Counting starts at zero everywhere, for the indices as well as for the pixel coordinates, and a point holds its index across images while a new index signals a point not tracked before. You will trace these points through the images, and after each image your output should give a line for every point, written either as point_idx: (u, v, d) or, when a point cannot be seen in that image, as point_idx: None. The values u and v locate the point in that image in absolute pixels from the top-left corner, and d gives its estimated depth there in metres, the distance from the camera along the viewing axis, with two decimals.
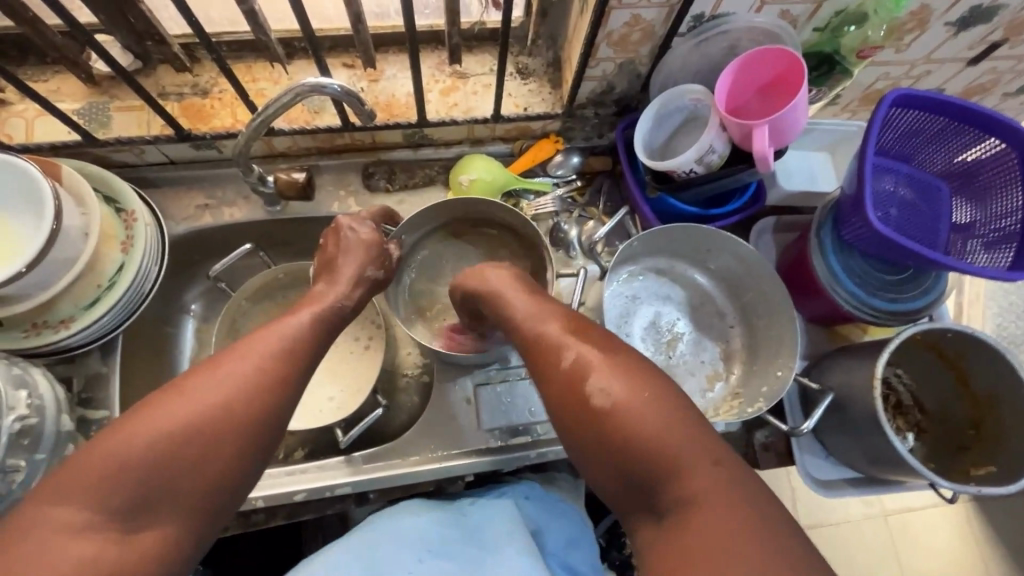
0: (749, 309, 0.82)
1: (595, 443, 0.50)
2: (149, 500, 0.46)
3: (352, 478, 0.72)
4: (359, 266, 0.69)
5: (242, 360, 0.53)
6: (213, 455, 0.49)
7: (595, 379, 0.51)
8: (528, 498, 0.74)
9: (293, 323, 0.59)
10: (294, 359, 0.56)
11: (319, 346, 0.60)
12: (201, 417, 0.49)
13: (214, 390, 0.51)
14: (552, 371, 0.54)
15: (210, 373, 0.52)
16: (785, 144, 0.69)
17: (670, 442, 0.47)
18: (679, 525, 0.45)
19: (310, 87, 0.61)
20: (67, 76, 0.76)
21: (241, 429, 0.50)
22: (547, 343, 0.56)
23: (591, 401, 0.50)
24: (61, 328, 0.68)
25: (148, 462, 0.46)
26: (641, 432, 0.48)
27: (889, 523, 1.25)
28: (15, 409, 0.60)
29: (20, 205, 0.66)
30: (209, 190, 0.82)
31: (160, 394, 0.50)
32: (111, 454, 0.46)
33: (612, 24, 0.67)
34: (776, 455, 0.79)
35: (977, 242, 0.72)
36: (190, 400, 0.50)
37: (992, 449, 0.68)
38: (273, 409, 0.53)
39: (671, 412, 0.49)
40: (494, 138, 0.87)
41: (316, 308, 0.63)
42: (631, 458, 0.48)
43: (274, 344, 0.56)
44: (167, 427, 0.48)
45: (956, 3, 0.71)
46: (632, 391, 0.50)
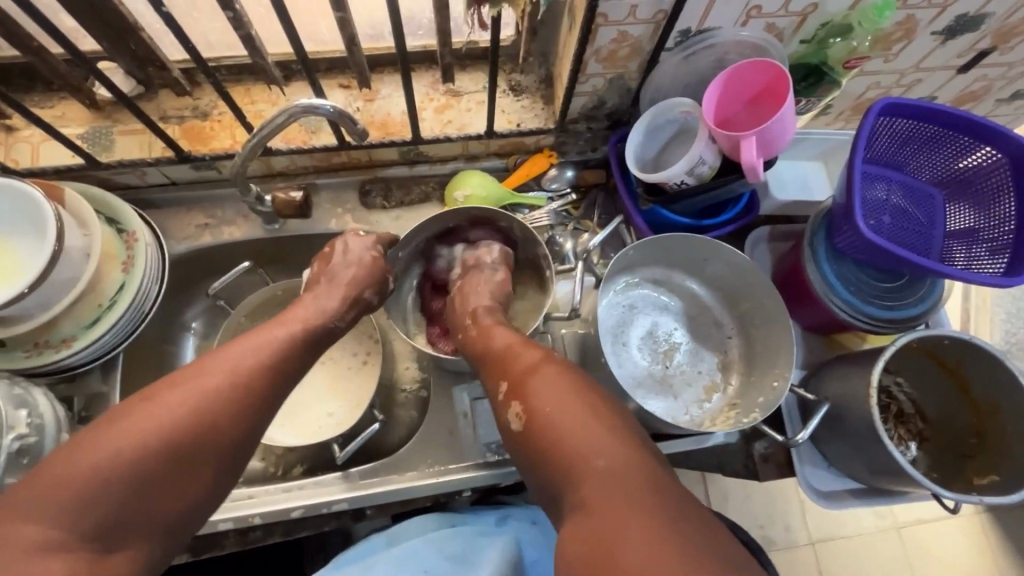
0: (747, 319, 0.82)
1: (526, 457, 0.53)
2: (121, 519, 0.46)
3: (349, 494, 0.72)
4: (358, 287, 0.70)
5: (221, 374, 0.53)
6: (186, 474, 0.49)
7: (518, 402, 0.55)
8: (533, 523, 0.76)
9: (275, 335, 0.60)
10: (272, 375, 0.56)
11: (300, 361, 0.61)
12: (177, 434, 0.49)
13: (192, 405, 0.50)
14: (492, 398, 0.58)
15: (187, 388, 0.51)
16: (774, 153, 0.70)
17: (581, 447, 0.49)
18: (578, 533, 0.45)
19: (303, 108, 0.63)
20: (72, 102, 0.78)
21: (218, 450, 0.51)
22: (496, 362, 0.60)
23: (512, 423, 0.55)
24: (62, 348, 0.70)
25: (122, 479, 0.46)
26: (556, 441, 0.50)
27: (902, 535, 1.22)
28: (15, 428, 0.61)
29: (23, 227, 0.67)
30: (210, 210, 0.84)
31: (136, 407, 0.49)
32: (83, 468, 0.45)
33: (599, 41, 0.68)
34: (777, 466, 0.78)
35: (973, 248, 0.72)
36: (165, 415, 0.49)
37: (995, 458, 0.67)
38: (249, 426, 0.53)
39: (590, 419, 0.51)
40: (488, 153, 0.88)
41: (299, 319, 0.63)
42: (551, 468, 0.50)
43: (254, 357, 0.56)
44: (143, 443, 0.47)
45: (941, 13, 0.72)
46: (553, 405, 0.52)
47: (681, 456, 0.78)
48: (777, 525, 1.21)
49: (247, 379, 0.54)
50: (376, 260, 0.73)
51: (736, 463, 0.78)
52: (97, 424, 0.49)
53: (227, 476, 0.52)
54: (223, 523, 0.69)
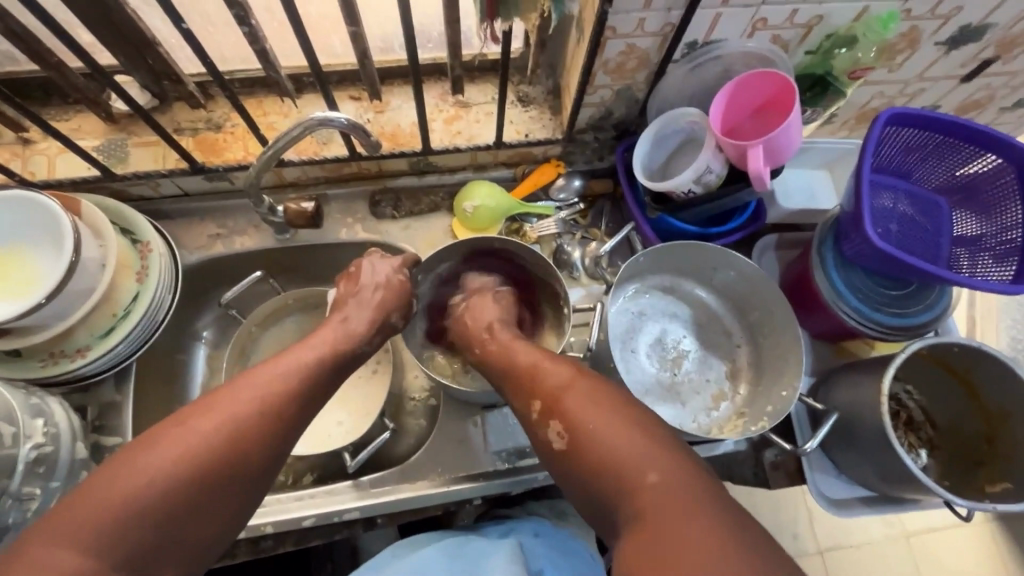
0: (756, 328, 0.83)
1: (572, 474, 0.53)
2: (153, 544, 0.46)
3: (360, 503, 0.72)
4: (385, 310, 0.71)
5: (251, 399, 0.53)
6: (217, 498, 0.49)
7: (558, 418, 0.55)
8: (535, 535, 0.76)
9: (305, 359, 0.60)
10: (300, 398, 0.57)
11: (327, 384, 0.61)
12: (209, 459, 0.49)
13: (221, 431, 0.50)
14: (528, 419, 0.58)
15: (220, 413, 0.52)
16: (781, 162, 0.70)
17: (629, 457, 0.49)
18: (637, 542, 0.45)
19: (318, 121, 0.64)
20: (88, 115, 0.79)
21: (246, 476, 0.51)
22: (524, 375, 0.61)
23: (554, 441, 0.55)
24: (77, 357, 0.70)
25: (156, 504, 0.46)
26: (605, 454, 0.50)
27: (911, 545, 1.21)
28: (32, 437, 0.61)
29: (41, 239, 0.68)
30: (222, 220, 0.85)
31: (166, 432, 0.49)
32: (117, 494, 0.45)
33: (607, 53, 0.69)
34: (787, 475, 0.78)
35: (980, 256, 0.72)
36: (198, 440, 0.49)
37: (1006, 465, 0.67)
38: (277, 451, 0.54)
39: (635, 432, 0.51)
40: (496, 164, 0.89)
41: (327, 342, 0.64)
42: (598, 481, 0.51)
43: (284, 381, 0.57)
44: (174, 470, 0.47)
45: (944, 24, 0.73)
46: (595, 419, 0.52)
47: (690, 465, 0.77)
48: (786, 534, 1.20)
49: (275, 403, 0.54)
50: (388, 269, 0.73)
51: (747, 471, 0.77)
52: (127, 447, 0.49)
53: (254, 497, 0.53)
54: None
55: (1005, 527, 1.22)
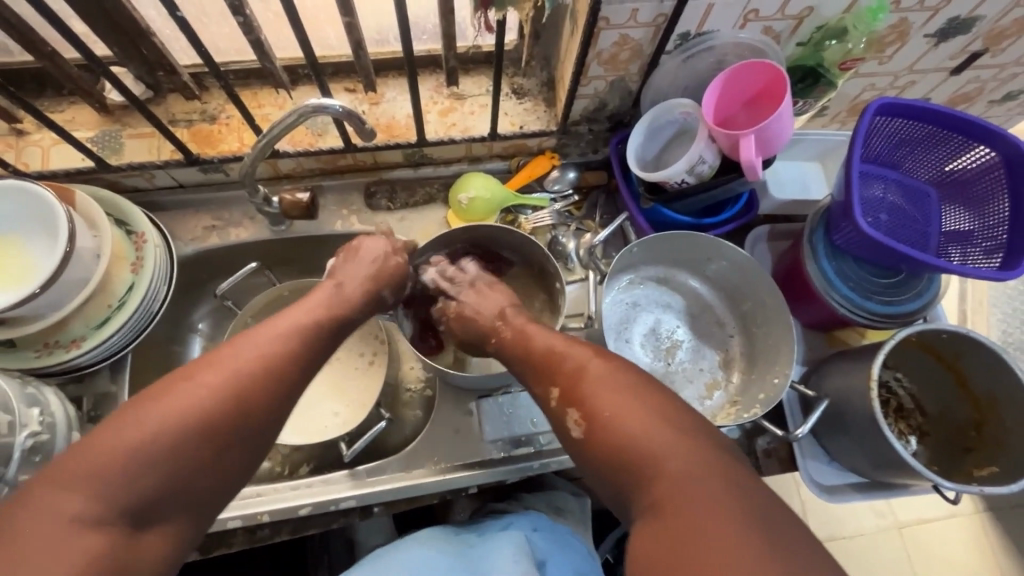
0: (749, 318, 0.83)
1: (586, 458, 0.53)
2: (158, 495, 0.46)
3: (356, 492, 0.73)
4: (374, 283, 0.71)
5: (252, 356, 0.54)
6: (221, 453, 0.49)
7: (578, 401, 0.54)
8: (535, 530, 0.76)
9: (305, 321, 0.60)
10: (300, 357, 0.57)
11: (327, 346, 0.61)
12: (212, 414, 0.49)
13: (222, 387, 0.50)
14: (547, 403, 0.58)
15: (222, 369, 0.52)
16: (772, 152, 0.71)
17: (647, 445, 0.49)
18: (655, 531, 0.45)
19: (312, 108, 0.64)
20: (82, 107, 0.79)
21: (250, 432, 0.51)
22: (546, 361, 0.60)
23: (573, 429, 0.55)
24: (72, 348, 0.70)
25: (158, 455, 0.46)
26: (624, 442, 0.50)
27: (903, 535, 1.23)
28: (27, 425, 0.61)
29: (36, 229, 0.68)
30: (217, 212, 0.85)
31: (168, 387, 0.50)
32: (120, 445, 0.46)
33: (601, 44, 0.70)
34: (779, 462, 0.79)
35: (971, 246, 0.73)
36: (198, 394, 0.50)
37: (994, 450, 0.68)
38: (279, 407, 0.54)
39: (660, 417, 0.50)
40: (491, 156, 0.90)
41: (326, 307, 0.64)
42: (615, 467, 0.51)
43: (284, 340, 0.56)
44: (176, 423, 0.48)
45: (933, 16, 0.74)
46: (614, 405, 0.52)
47: None
48: None
49: (276, 361, 0.54)
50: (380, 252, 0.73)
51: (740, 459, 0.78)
52: (131, 401, 0.49)
53: (257, 452, 0.52)
54: (231, 520, 0.70)
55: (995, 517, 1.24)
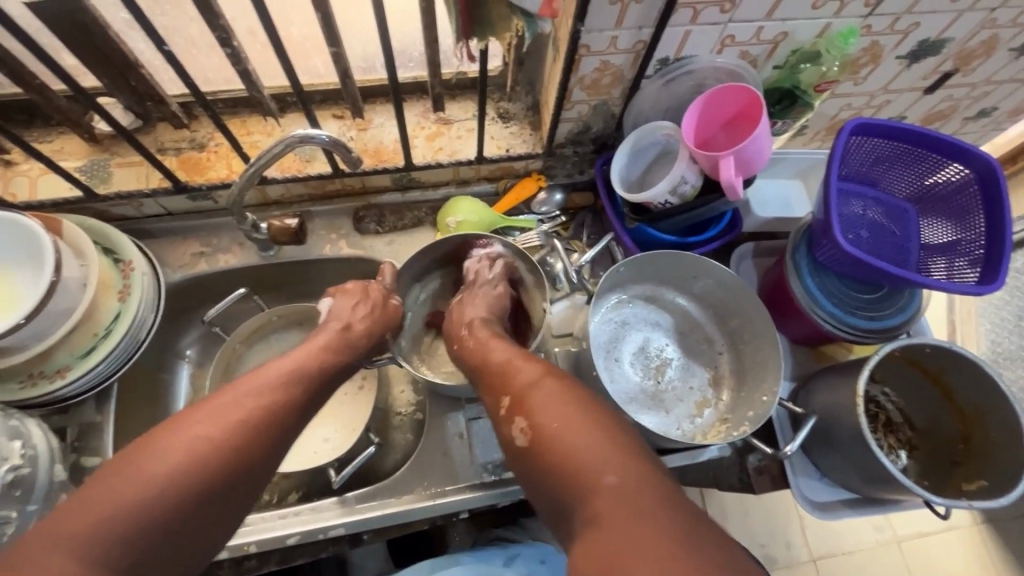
0: (736, 335, 0.84)
1: (531, 477, 0.54)
2: (152, 550, 0.46)
3: (345, 519, 0.71)
4: (380, 328, 0.72)
5: (249, 404, 0.54)
6: (220, 502, 0.50)
7: (522, 419, 0.56)
8: (541, 562, 0.77)
9: (304, 367, 0.61)
10: (299, 404, 0.58)
11: (324, 391, 0.63)
12: (210, 464, 0.49)
13: (220, 434, 0.51)
14: (501, 421, 0.58)
15: (221, 418, 0.52)
16: (753, 172, 0.72)
17: (582, 460, 0.49)
18: (588, 545, 0.44)
19: (299, 138, 0.64)
20: (71, 136, 0.80)
21: (247, 478, 0.52)
22: (501, 368, 0.62)
23: (517, 438, 0.56)
24: (57, 378, 0.70)
25: (155, 509, 0.46)
26: (560, 452, 0.51)
27: (903, 549, 1.22)
28: (8, 459, 0.60)
29: (22, 258, 0.68)
30: (205, 238, 0.85)
31: (165, 434, 0.50)
32: (117, 500, 0.45)
33: (583, 70, 0.72)
34: (772, 478, 0.78)
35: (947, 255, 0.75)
36: (195, 444, 0.50)
37: (980, 462, 0.68)
38: (276, 453, 0.55)
39: (598, 433, 0.51)
40: (479, 178, 0.91)
41: (328, 352, 0.65)
42: (554, 477, 0.51)
43: (281, 387, 0.57)
44: (174, 472, 0.48)
45: (904, 39, 0.76)
46: (558, 420, 0.53)
47: (677, 475, 0.78)
48: (778, 542, 1.21)
49: (274, 409, 0.55)
50: (376, 298, 0.74)
51: (733, 478, 0.78)
52: (128, 448, 0.49)
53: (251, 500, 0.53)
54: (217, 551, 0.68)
55: (993, 532, 1.25)
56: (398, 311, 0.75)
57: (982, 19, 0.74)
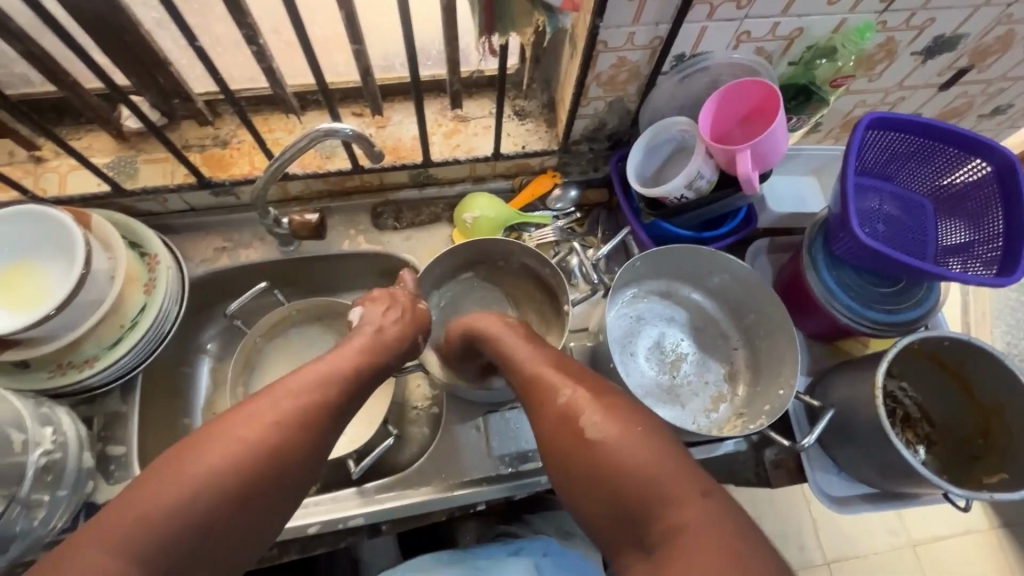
0: (752, 330, 0.84)
1: (580, 476, 0.51)
2: (194, 548, 0.48)
3: (364, 509, 0.72)
4: (411, 331, 0.72)
5: (287, 406, 0.54)
6: (257, 504, 0.51)
7: (581, 421, 0.52)
8: (546, 555, 0.76)
9: (341, 367, 0.61)
10: (335, 406, 0.58)
11: (360, 391, 0.62)
12: (247, 468, 0.50)
13: (258, 438, 0.51)
14: (548, 411, 0.55)
15: (261, 421, 0.53)
16: (769, 166, 0.73)
17: (655, 483, 0.47)
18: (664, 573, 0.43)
19: (323, 132, 0.66)
20: (99, 134, 0.82)
21: (284, 481, 0.52)
22: (541, 378, 0.58)
23: (573, 446, 0.52)
24: (85, 367, 0.72)
25: (196, 510, 0.48)
26: (626, 469, 0.48)
27: (919, 554, 1.21)
28: (40, 443, 0.60)
29: (54, 250, 0.70)
30: (227, 234, 0.87)
31: (208, 434, 0.51)
32: (162, 499, 0.47)
33: (600, 66, 0.73)
34: (788, 473, 0.78)
35: (968, 246, 0.74)
36: (235, 447, 0.51)
37: (1002, 456, 0.68)
38: (313, 457, 0.55)
39: (667, 453, 0.49)
40: (495, 175, 0.92)
41: (364, 352, 0.65)
42: (618, 496, 0.48)
43: (319, 389, 0.57)
44: (214, 475, 0.49)
45: (919, 35, 0.76)
46: (623, 434, 0.50)
47: None
48: (791, 545, 1.20)
49: (311, 411, 0.55)
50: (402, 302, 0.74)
51: (749, 473, 0.78)
52: (175, 446, 0.51)
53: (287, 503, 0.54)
54: None
55: (1011, 537, 1.24)
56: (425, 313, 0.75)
57: (997, 15, 0.75)
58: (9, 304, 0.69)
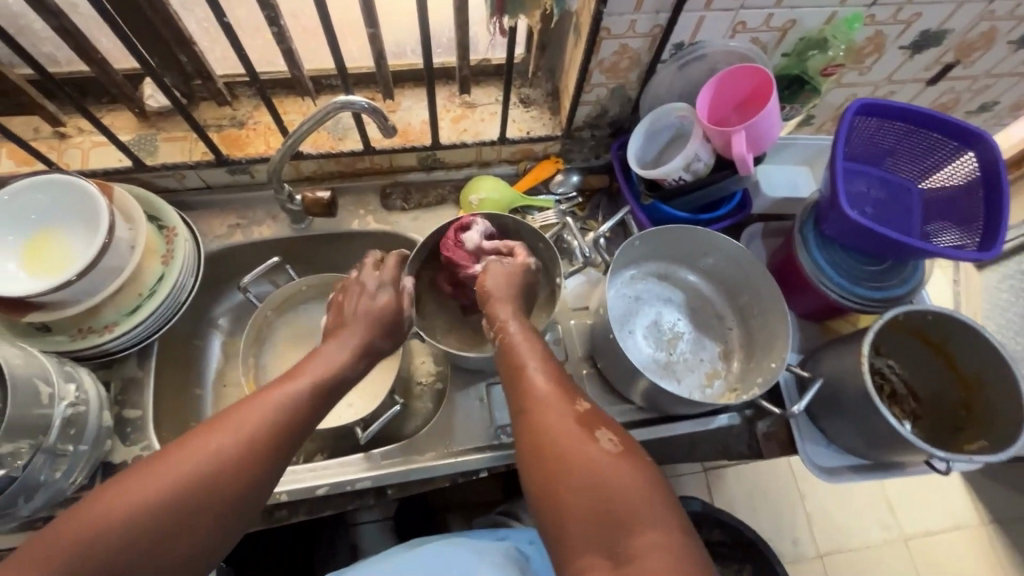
0: (746, 310, 0.87)
1: (567, 486, 0.50)
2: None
3: (371, 472, 0.75)
4: (369, 332, 0.69)
5: (229, 435, 0.53)
6: (189, 536, 0.49)
7: (594, 433, 0.53)
8: (530, 543, 0.73)
9: (298, 391, 0.59)
10: (284, 435, 0.56)
11: (315, 417, 0.60)
12: (180, 500, 0.49)
13: (195, 467, 0.50)
14: (542, 411, 0.55)
15: (199, 451, 0.51)
16: (763, 148, 0.76)
17: (639, 508, 0.48)
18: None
19: (340, 105, 0.69)
20: (121, 113, 0.85)
21: (220, 513, 0.51)
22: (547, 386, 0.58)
23: (571, 455, 0.52)
24: (105, 332, 0.74)
25: (124, 540, 0.47)
26: (616, 489, 0.49)
27: (910, 548, 1.23)
28: (66, 398, 0.63)
29: (78, 219, 0.73)
30: (241, 212, 0.90)
31: (151, 462, 0.51)
32: (93, 528, 0.47)
33: (603, 53, 0.76)
34: (780, 445, 0.81)
35: (952, 223, 0.78)
36: (170, 478, 0.50)
37: (982, 424, 0.71)
38: (255, 488, 0.53)
39: (653, 485, 0.50)
40: (500, 160, 0.96)
41: (318, 373, 0.62)
42: (601, 512, 0.48)
43: (269, 417, 0.55)
44: (143, 507, 0.48)
45: (906, 29, 0.80)
46: (621, 459, 0.51)
47: (688, 444, 0.81)
48: (784, 536, 1.23)
49: (294, 410, 0.57)
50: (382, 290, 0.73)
51: (741, 445, 0.80)
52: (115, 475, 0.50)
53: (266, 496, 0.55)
54: None
55: (1000, 532, 1.26)
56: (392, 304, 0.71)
57: (980, 11, 0.79)
58: (35, 269, 0.72)
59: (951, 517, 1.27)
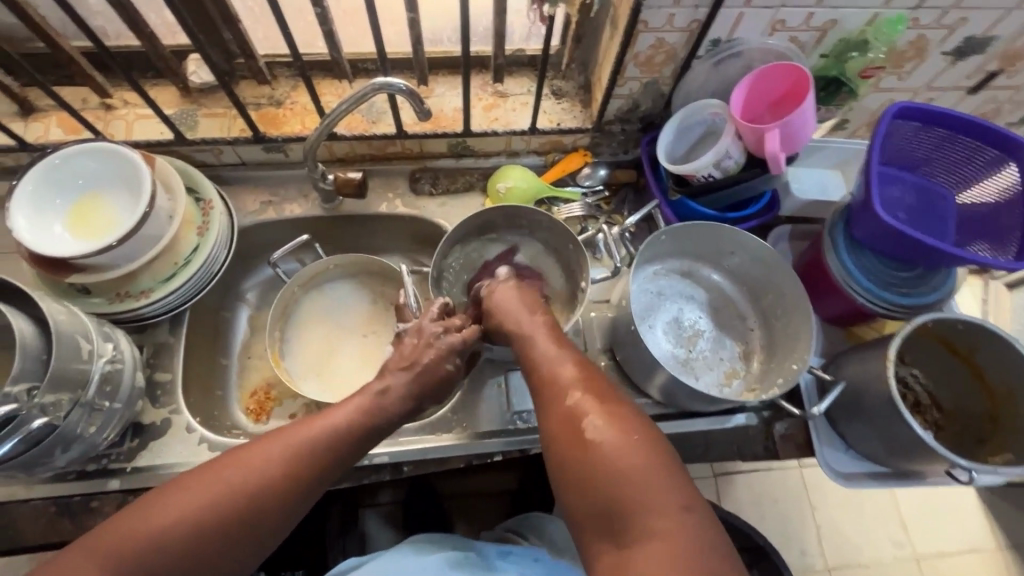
0: (769, 311, 0.87)
1: (574, 474, 0.51)
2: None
3: (389, 448, 0.77)
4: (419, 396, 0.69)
5: (275, 454, 0.56)
6: (233, 545, 0.53)
7: (591, 417, 0.53)
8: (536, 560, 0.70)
9: (343, 423, 0.62)
10: (324, 461, 0.59)
11: (355, 450, 0.62)
12: (228, 512, 0.53)
13: (244, 482, 0.54)
14: (551, 405, 0.57)
15: (249, 465, 0.55)
16: (796, 148, 0.76)
17: (642, 491, 0.48)
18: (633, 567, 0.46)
19: (378, 86, 0.71)
20: (165, 87, 0.88)
21: (262, 528, 0.54)
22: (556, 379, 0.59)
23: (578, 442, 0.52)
24: (141, 297, 0.77)
25: (175, 543, 0.50)
26: (618, 473, 0.49)
27: (922, 568, 1.21)
28: (104, 355, 0.66)
29: (122, 187, 0.76)
30: (274, 189, 0.92)
31: (207, 469, 0.55)
32: (148, 528, 0.50)
33: (638, 46, 0.77)
34: (796, 446, 0.80)
35: (988, 233, 0.77)
36: (221, 489, 0.53)
37: (1007, 436, 0.71)
38: (294, 507, 0.57)
39: (659, 465, 0.49)
40: (528, 150, 0.96)
41: (361, 412, 0.64)
42: (605, 495, 0.49)
43: (313, 442, 0.59)
44: (195, 516, 0.52)
45: (950, 34, 0.79)
46: (625, 440, 0.51)
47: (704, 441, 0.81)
48: (792, 547, 1.22)
49: (333, 439, 0.60)
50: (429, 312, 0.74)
51: (757, 445, 0.80)
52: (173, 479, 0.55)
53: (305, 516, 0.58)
54: None
55: (1017, 558, 1.23)
56: (448, 368, 0.72)
57: None
58: (79, 233, 0.75)
59: (967, 540, 1.24)
